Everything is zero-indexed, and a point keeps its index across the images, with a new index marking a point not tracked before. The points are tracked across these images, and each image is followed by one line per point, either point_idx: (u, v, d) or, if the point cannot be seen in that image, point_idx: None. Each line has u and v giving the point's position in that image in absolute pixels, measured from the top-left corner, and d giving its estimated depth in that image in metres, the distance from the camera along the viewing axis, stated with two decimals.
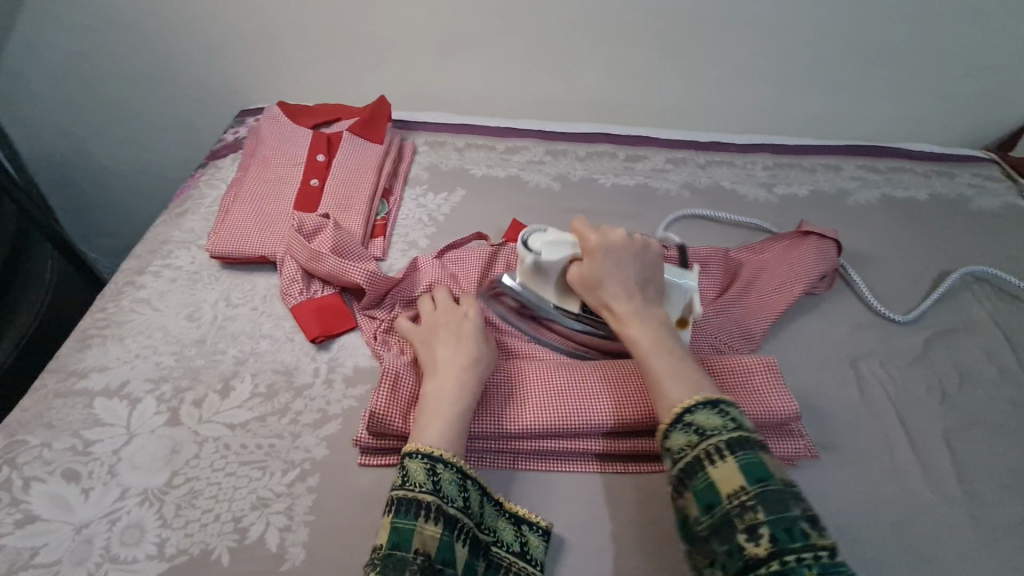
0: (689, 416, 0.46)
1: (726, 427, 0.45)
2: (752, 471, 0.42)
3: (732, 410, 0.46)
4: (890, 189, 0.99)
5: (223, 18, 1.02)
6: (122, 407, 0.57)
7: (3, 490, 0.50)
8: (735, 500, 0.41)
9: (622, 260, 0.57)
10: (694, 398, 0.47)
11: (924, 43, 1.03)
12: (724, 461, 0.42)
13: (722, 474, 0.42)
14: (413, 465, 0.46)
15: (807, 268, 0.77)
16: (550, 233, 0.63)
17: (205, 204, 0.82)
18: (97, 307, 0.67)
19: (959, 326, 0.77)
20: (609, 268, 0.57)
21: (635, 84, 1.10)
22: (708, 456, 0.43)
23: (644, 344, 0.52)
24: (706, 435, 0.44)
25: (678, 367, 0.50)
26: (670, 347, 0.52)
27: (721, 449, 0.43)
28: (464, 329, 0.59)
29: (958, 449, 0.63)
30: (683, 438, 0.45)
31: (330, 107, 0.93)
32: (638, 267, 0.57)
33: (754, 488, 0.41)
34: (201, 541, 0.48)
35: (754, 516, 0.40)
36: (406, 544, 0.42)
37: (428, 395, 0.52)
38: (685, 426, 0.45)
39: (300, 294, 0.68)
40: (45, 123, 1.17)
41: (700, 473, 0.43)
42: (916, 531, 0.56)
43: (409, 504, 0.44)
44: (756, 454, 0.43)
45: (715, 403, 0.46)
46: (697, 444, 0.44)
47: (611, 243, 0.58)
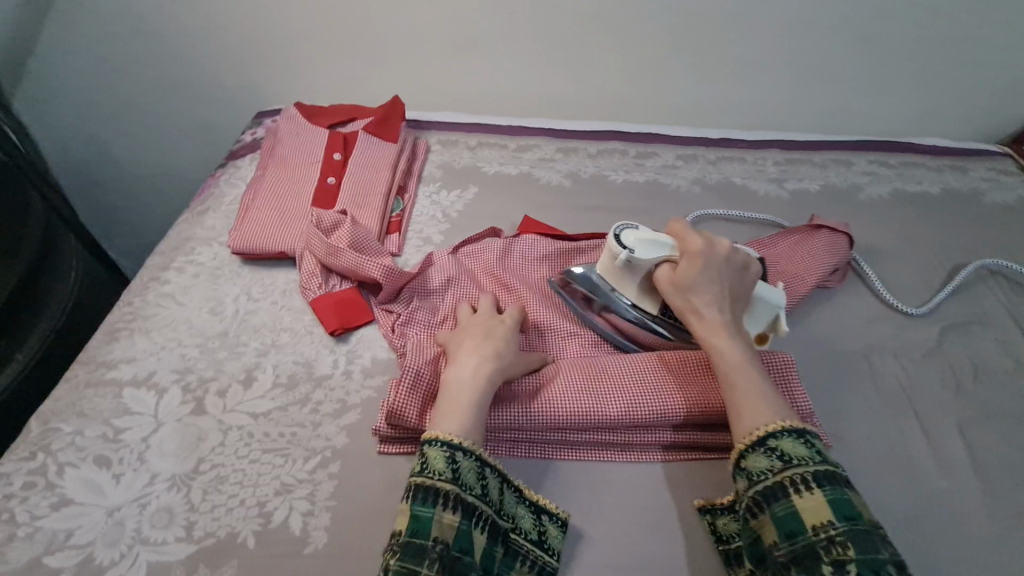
0: (774, 441, 0.47)
1: (813, 458, 0.46)
2: (839, 508, 0.43)
3: (818, 442, 0.48)
4: (902, 184, 0.99)
5: (241, 22, 1.05)
6: (150, 397, 0.59)
7: (39, 475, 0.52)
8: (821, 533, 0.42)
9: (719, 272, 0.59)
10: (780, 423, 0.48)
11: (936, 38, 1.03)
12: (810, 492, 0.44)
13: (808, 505, 0.44)
14: (432, 453, 0.47)
15: (820, 261, 0.77)
16: (644, 230, 0.64)
17: (226, 202, 0.84)
18: (124, 301, 0.69)
19: (973, 318, 0.77)
20: (706, 278, 0.59)
21: (645, 82, 1.10)
22: (793, 486, 0.45)
23: (729, 358, 0.54)
24: (791, 462, 0.46)
25: (762, 389, 0.51)
26: (755, 367, 0.53)
27: (807, 479, 0.45)
28: (497, 329, 0.61)
29: (972, 440, 0.64)
30: (766, 462, 0.47)
31: (346, 108, 0.95)
32: (733, 282, 0.60)
33: (842, 524, 0.42)
34: (227, 525, 0.50)
35: (842, 552, 0.41)
36: (424, 532, 0.44)
37: (447, 379, 0.54)
38: (769, 451, 0.47)
39: (319, 289, 0.70)
40: (69, 127, 1.20)
41: (783, 501, 0.45)
42: (930, 520, 0.57)
43: (426, 493, 0.45)
44: (844, 490, 0.44)
45: (802, 433, 0.47)
46: (780, 471, 0.46)
47: (714, 254, 0.60)
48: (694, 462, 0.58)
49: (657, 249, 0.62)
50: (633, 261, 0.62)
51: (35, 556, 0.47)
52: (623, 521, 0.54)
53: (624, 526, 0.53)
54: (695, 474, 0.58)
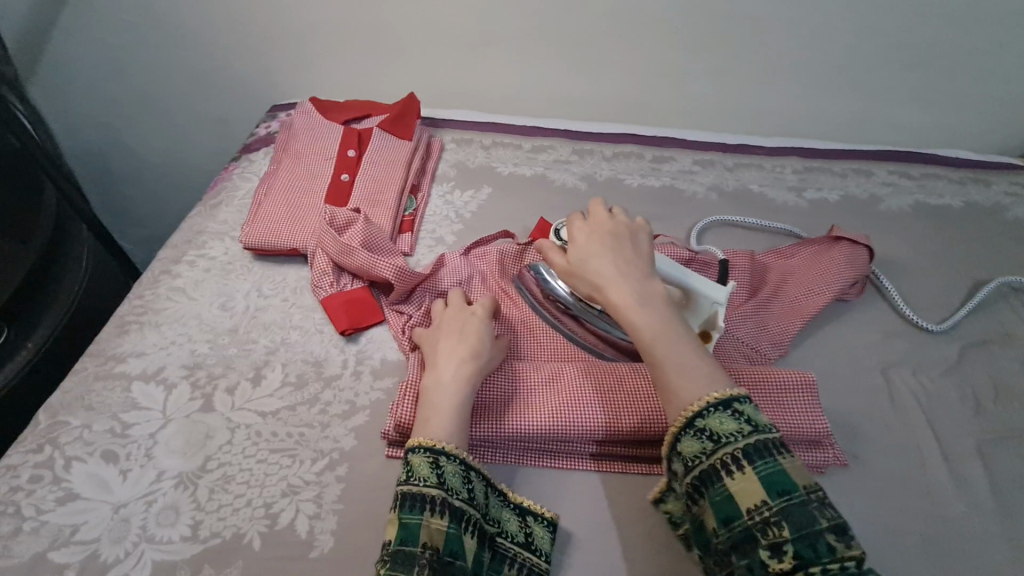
0: (701, 421, 0.45)
1: (741, 431, 0.44)
2: (771, 483, 0.42)
3: (746, 407, 0.45)
4: (923, 196, 0.97)
5: (257, 14, 1.04)
6: (158, 392, 0.59)
7: (46, 468, 0.52)
8: (756, 516, 0.41)
9: (613, 240, 0.57)
10: (707, 397, 0.46)
11: (962, 47, 1.01)
12: (742, 473, 0.42)
13: (741, 487, 0.42)
14: (416, 459, 0.46)
15: (839, 274, 0.76)
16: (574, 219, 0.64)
17: (239, 196, 0.84)
18: (135, 294, 0.69)
19: (994, 336, 0.75)
20: (600, 249, 0.56)
21: (663, 85, 1.09)
22: (725, 468, 0.43)
23: (647, 328, 0.51)
24: (720, 441, 0.44)
25: (685, 356, 0.49)
26: (674, 334, 0.50)
27: (738, 459, 0.43)
28: (470, 325, 0.60)
29: (992, 462, 0.62)
30: (697, 446, 0.45)
31: (361, 104, 0.95)
32: (630, 246, 0.57)
33: (775, 502, 0.41)
34: (233, 525, 0.50)
35: (777, 533, 0.40)
36: (413, 539, 0.43)
37: (427, 387, 0.53)
38: (697, 432, 0.45)
39: (330, 287, 0.69)
40: (84, 115, 1.20)
41: (718, 485, 0.43)
42: (947, 544, 0.55)
43: (414, 499, 0.44)
44: (776, 461, 0.42)
45: (728, 404, 0.45)
46: (712, 453, 0.44)
47: (601, 224, 0.58)
48: None
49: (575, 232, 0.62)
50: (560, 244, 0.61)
51: (40, 551, 0.47)
52: (635, 533, 0.52)
53: (634, 538, 0.52)
54: None
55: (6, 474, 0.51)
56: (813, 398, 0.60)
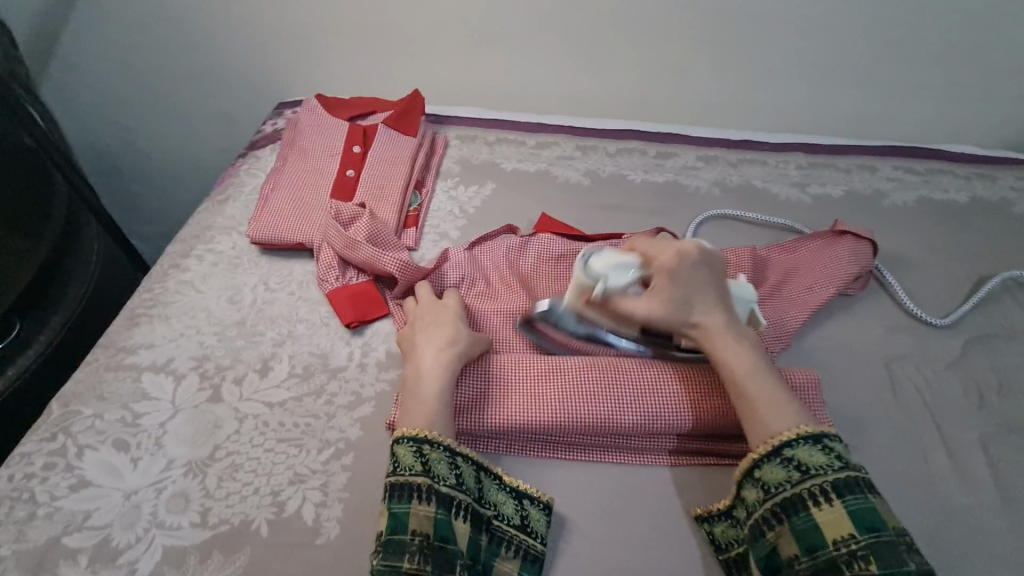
0: (791, 451, 0.48)
1: (831, 466, 0.47)
2: (860, 519, 0.44)
3: (835, 445, 0.48)
4: (928, 191, 0.96)
5: (264, 12, 1.05)
6: (168, 383, 0.60)
7: (59, 456, 0.53)
8: (843, 547, 0.43)
9: (699, 279, 0.56)
10: (796, 429, 0.48)
11: (968, 43, 1.01)
12: (830, 505, 0.45)
13: (828, 518, 0.45)
14: (400, 450, 0.47)
15: (841, 269, 0.76)
16: (611, 252, 0.58)
17: (246, 191, 0.85)
18: (144, 288, 0.70)
19: (998, 331, 0.75)
20: (690, 291, 0.56)
21: (666, 81, 1.09)
22: (813, 498, 0.46)
23: (736, 365, 0.53)
24: (809, 473, 0.47)
25: (772, 390, 0.52)
26: (762, 368, 0.53)
27: (827, 491, 0.46)
28: (444, 315, 0.61)
29: (995, 456, 0.62)
30: (784, 473, 0.47)
31: (366, 101, 0.95)
32: (715, 286, 0.57)
33: (864, 537, 0.43)
34: (241, 512, 0.50)
35: (864, 566, 0.42)
36: (403, 527, 0.44)
37: (407, 378, 0.55)
38: (786, 461, 0.47)
39: (336, 281, 0.70)
40: (94, 113, 1.22)
41: (804, 513, 0.45)
42: (949, 535, 0.56)
43: (401, 489, 0.46)
44: (866, 498, 0.45)
45: (818, 439, 0.48)
46: (799, 482, 0.46)
47: (683, 265, 0.56)
48: (705, 468, 0.57)
49: (629, 268, 0.57)
50: (609, 287, 0.56)
51: (54, 536, 0.48)
52: (634, 522, 0.53)
53: (638, 528, 0.53)
54: (709, 479, 0.56)
55: (20, 461, 0.52)
56: (818, 394, 0.60)
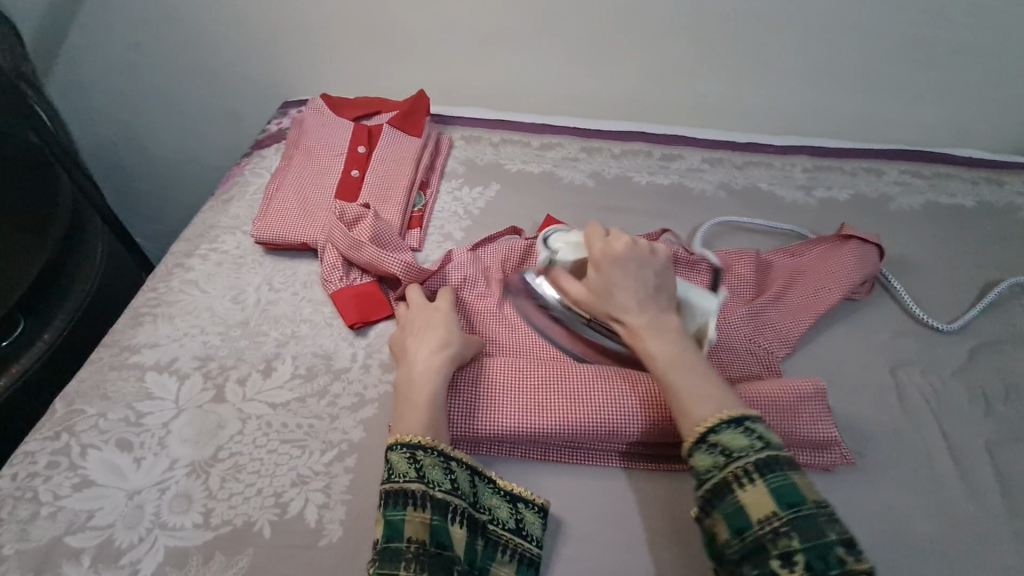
0: (713, 436, 0.45)
1: (753, 447, 0.45)
2: (781, 495, 0.42)
3: (757, 425, 0.46)
4: (935, 196, 0.96)
5: (269, 10, 1.05)
6: (172, 383, 0.60)
7: (62, 455, 0.53)
8: (767, 527, 0.41)
9: (628, 269, 0.57)
10: (718, 415, 0.46)
11: (976, 46, 1.00)
12: (754, 485, 0.43)
13: (753, 499, 0.43)
14: (395, 457, 0.47)
15: (847, 273, 0.75)
16: (572, 234, 0.66)
17: (250, 191, 0.85)
18: (149, 287, 0.70)
19: (1005, 337, 0.75)
20: (617, 280, 0.57)
21: (672, 83, 1.09)
22: (736, 480, 0.44)
23: (660, 356, 0.52)
24: (733, 456, 0.44)
25: (697, 379, 0.50)
26: (689, 358, 0.52)
27: (750, 472, 0.44)
28: (435, 318, 0.60)
29: (1002, 463, 0.62)
30: (709, 459, 0.45)
31: (371, 101, 0.95)
32: (649, 276, 0.57)
33: (787, 514, 0.41)
34: (244, 513, 0.50)
35: (788, 543, 0.40)
36: (399, 535, 0.44)
37: (400, 383, 0.55)
38: (710, 446, 0.45)
39: (340, 281, 0.70)
40: (99, 111, 1.22)
41: (730, 496, 0.43)
42: (955, 543, 0.55)
43: (396, 496, 0.45)
44: (787, 474, 0.43)
45: (740, 421, 0.46)
46: (724, 467, 0.44)
47: (614, 254, 0.58)
48: None
49: (575, 250, 0.64)
50: (556, 261, 0.64)
51: (57, 535, 0.48)
52: (636, 527, 0.53)
53: (641, 533, 0.52)
54: None
55: (24, 460, 0.52)
56: (824, 405, 0.60)
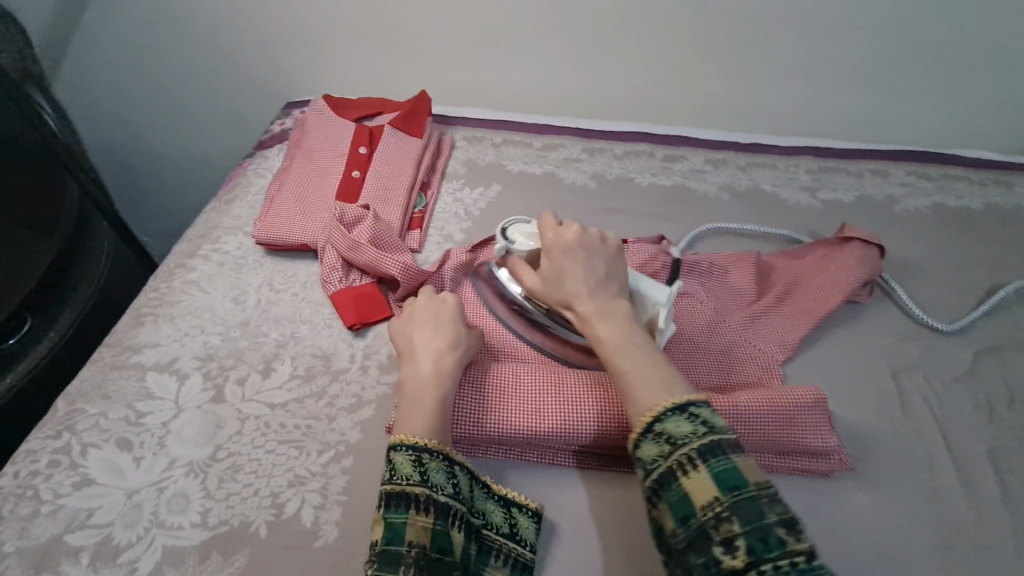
0: (659, 425, 0.44)
1: (696, 432, 0.43)
2: (723, 480, 0.41)
3: (703, 411, 0.45)
4: (941, 198, 0.95)
5: (272, 11, 1.05)
6: (172, 383, 0.60)
7: (63, 454, 0.54)
8: (709, 513, 0.40)
9: (577, 258, 0.57)
10: (665, 402, 0.45)
11: (986, 46, 0.98)
12: (697, 471, 0.41)
13: (695, 485, 0.41)
14: (398, 458, 0.47)
15: (849, 276, 0.75)
16: (533, 224, 0.64)
17: (252, 191, 0.85)
18: (151, 287, 0.70)
19: (1010, 341, 0.74)
20: (568, 267, 0.57)
21: (676, 83, 1.08)
22: (679, 467, 0.42)
23: (608, 341, 0.52)
24: (676, 443, 0.43)
25: (645, 364, 0.49)
26: (638, 344, 0.51)
27: (693, 457, 0.42)
28: (443, 312, 0.60)
29: (1005, 470, 0.61)
30: (655, 449, 0.44)
31: (373, 102, 0.96)
32: (599, 265, 0.57)
33: (728, 498, 0.40)
34: (241, 514, 0.51)
35: (729, 528, 0.39)
36: (399, 538, 0.43)
37: (406, 380, 0.54)
38: (656, 436, 0.44)
39: (339, 283, 0.70)
40: (107, 111, 1.23)
41: (674, 485, 0.42)
42: (954, 551, 0.55)
43: (398, 498, 0.45)
44: (730, 458, 0.42)
45: (684, 407, 0.45)
46: (669, 455, 0.43)
47: (566, 241, 0.58)
48: None
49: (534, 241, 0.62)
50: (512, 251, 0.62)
51: (57, 534, 0.49)
52: (634, 532, 0.53)
53: (637, 538, 0.52)
54: None
55: (26, 459, 0.53)
56: (823, 413, 0.59)
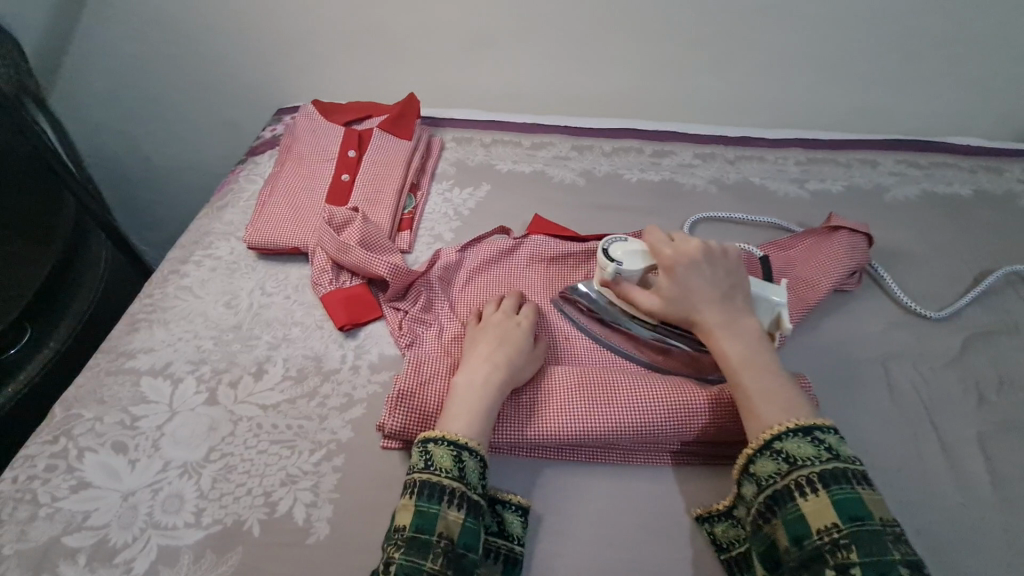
0: (778, 443, 0.47)
1: (819, 457, 0.46)
2: (845, 508, 0.43)
3: (828, 437, 0.47)
4: (931, 185, 0.95)
5: (263, 20, 1.07)
6: (166, 387, 0.61)
7: (60, 458, 0.55)
8: (826, 537, 0.42)
9: (701, 270, 0.59)
10: (789, 424, 0.48)
11: (973, 33, 0.98)
12: (816, 495, 0.44)
13: (814, 508, 0.44)
14: (439, 451, 0.49)
15: (837, 265, 0.75)
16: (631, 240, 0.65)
17: (244, 197, 0.86)
18: (145, 293, 0.72)
19: (999, 326, 0.74)
20: (697, 279, 0.59)
21: (665, 78, 1.09)
22: (798, 488, 0.45)
23: (732, 355, 0.54)
24: (797, 464, 0.46)
25: (768, 382, 0.51)
26: (763, 363, 0.53)
27: (814, 481, 0.45)
28: (515, 334, 0.61)
29: (993, 454, 0.61)
30: (773, 465, 0.47)
31: (361, 106, 0.97)
32: (725, 277, 0.59)
33: (848, 526, 0.42)
34: (235, 513, 0.52)
35: (847, 556, 0.41)
36: (430, 527, 0.45)
37: (459, 385, 0.55)
38: (774, 453, 0.47)
39: (329, 284, 0.71)
40: (102, 122, 1.25)
41: (790, 504, 0.44)
42: (942, 535, 0.55)
43: (433, 488, 0.47)
44: (854, 489, 0.44)
45: (808, 431, 0.47)
46: (786, 474, 0.46)
47: (688, 254, 0.59)
48: (697, 473, 0.57)
49: (640, 260, 0.62)
50: (624, 273, 0.62)
51: (55, 535, 0.50)
52: (628, 524, 0.53)
53: (626, 529, 0.53)
54: (700, 482, 0.56)
55: (24, 464, 0.54)
56: (807, 400, 0.60)
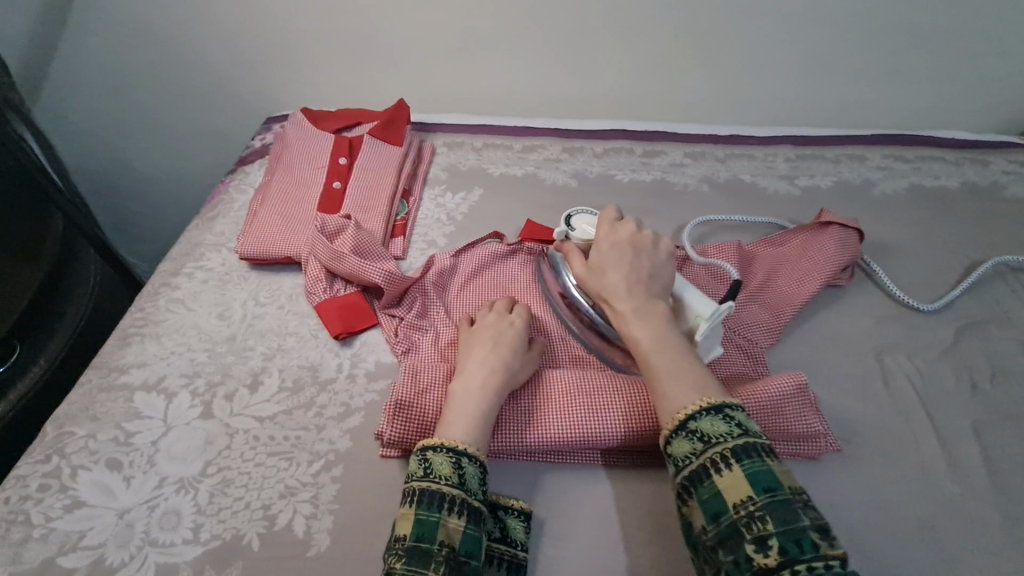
0: (693, 423, 0.47)
1: (731, 433, 0.45)
2: (757, 480, 0.43)
3: (737, 414, 0.47)
4: (919, 178, 0.96)
5: (250, 28, 1.06)
6: (160, 401, 0.60)
7: (53, 478, 0.54)
8: (742, 511, 0.42)
9: (625, 254, 0.60)
10: (700, 402, 0.48)
11: (955, 27, 1.00)
12: (731, 470, 0.43)
13: (729, 483, 0.43)
14: (438, 458, 0.48)
15: (828, 260, 0.75)
16: (595, 216, 0.70)
17: (235, 208, 0.86)
18: (136, 307, 0.71)
19: (990, 316, 0.75)
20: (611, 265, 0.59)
21: (655, 79, 1.09)
22: (713, 465, 0.44)
23: (644, 341, 0.54)
24: (710, 441, 0.45)
25: (676, 362, 0.51)
26: (671, 344, 0.53)
27: (727, 456, 0.44)
28: (509, 335, 0.61)
29: (989, 443, 0.62)
30: (688, 446, 0.46)
31: (351, 113, 0.96)
32: (643, 262, 0.60)
33: (761, 498, 0.42)
34: (233, 527, 0.51)
35: (762, 527, 0.41)
36: (430, 536, 0.44)
37: (455, 392, 0.55)
38: (689, 433, 0.46)
39: (323, 293, 0.70)
40: (90, 136, 1.24)
41: (707, 482, 0.44)
42: (942, 526, 0.55)
43: (432, 496, 0.46)
44: (764, 461, 0.44)
45: (719, 408, 0.47)
46: (701, 452, 0.45)
47: (619, 236, 0.62)
48: None
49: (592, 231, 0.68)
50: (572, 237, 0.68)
51: (49, 557, 0.49)
52: (629, 524, 0.53)
53: (628, 532, 0.52)
54: None
55: (16, 484, 0.53)
56: (806, 398, 0.60)
